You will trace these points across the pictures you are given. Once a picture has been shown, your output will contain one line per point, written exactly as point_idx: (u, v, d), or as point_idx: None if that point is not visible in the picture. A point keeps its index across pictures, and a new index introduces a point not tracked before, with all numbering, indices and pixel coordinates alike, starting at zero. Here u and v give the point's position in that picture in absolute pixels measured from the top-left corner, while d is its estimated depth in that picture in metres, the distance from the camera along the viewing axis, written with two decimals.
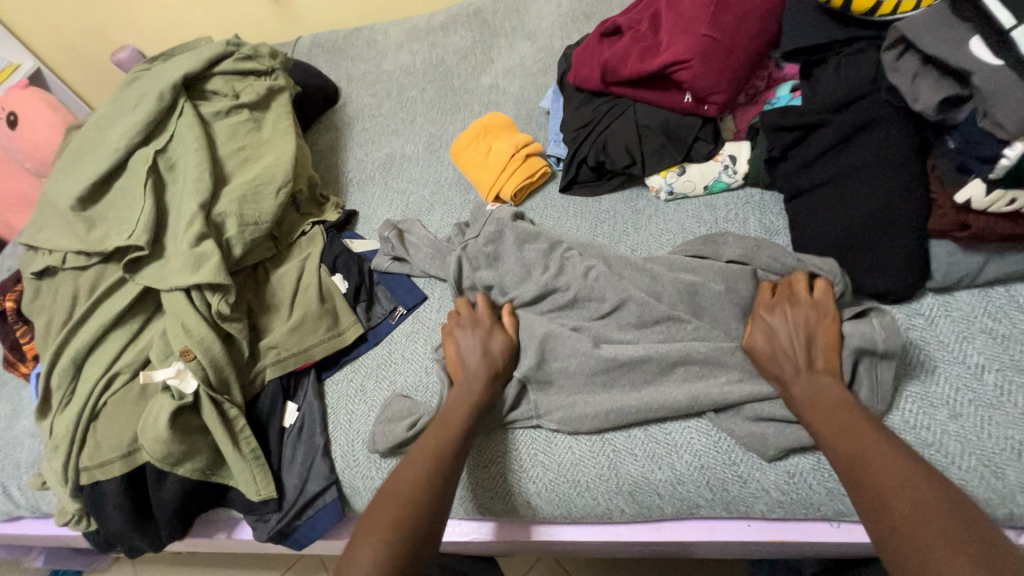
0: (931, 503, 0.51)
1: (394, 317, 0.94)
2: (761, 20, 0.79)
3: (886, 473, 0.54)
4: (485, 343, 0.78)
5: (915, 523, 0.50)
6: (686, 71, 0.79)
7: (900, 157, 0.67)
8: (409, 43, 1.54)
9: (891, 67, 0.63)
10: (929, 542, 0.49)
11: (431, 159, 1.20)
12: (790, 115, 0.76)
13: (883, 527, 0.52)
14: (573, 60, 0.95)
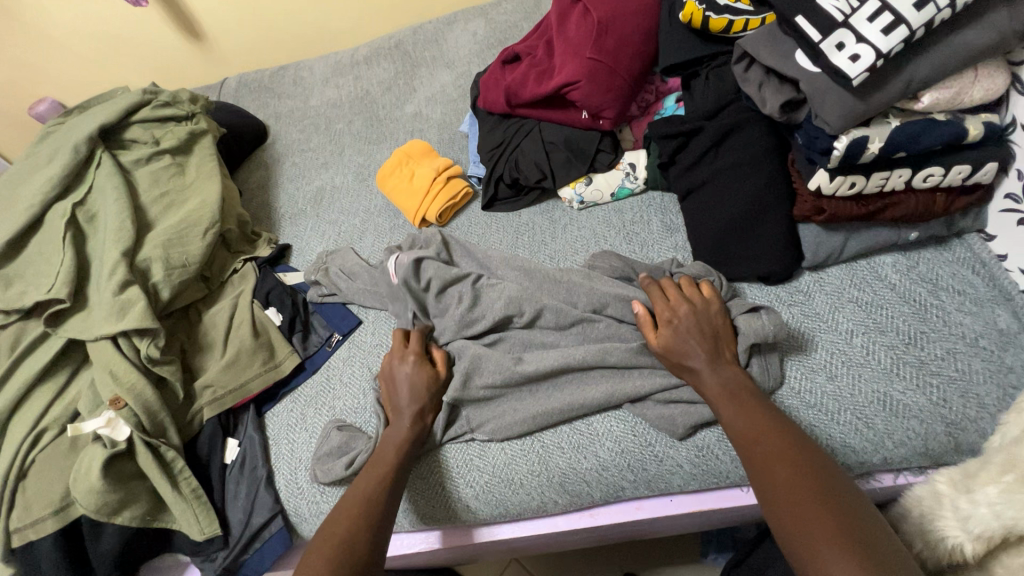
0: (816, 481, 0.56)
1: (330, 343, 0.97)
2: (639, 41, 0.87)
3: (782, 456, 0.59)
4: (412, 379, 0.79)
5: (799, 498, 0.55)
6: (577, 91, 0.87)
7: (763, 154, 0.76)
8: (334, 77, 1.59)
9: (742, 77, 0.72)
10: (803, 511, 0.53)
11: (360, 188, 1.24)
12: (673, 124, 0.83)
13: (773, 504, 0.56)
14: (482, 86, 1.02)
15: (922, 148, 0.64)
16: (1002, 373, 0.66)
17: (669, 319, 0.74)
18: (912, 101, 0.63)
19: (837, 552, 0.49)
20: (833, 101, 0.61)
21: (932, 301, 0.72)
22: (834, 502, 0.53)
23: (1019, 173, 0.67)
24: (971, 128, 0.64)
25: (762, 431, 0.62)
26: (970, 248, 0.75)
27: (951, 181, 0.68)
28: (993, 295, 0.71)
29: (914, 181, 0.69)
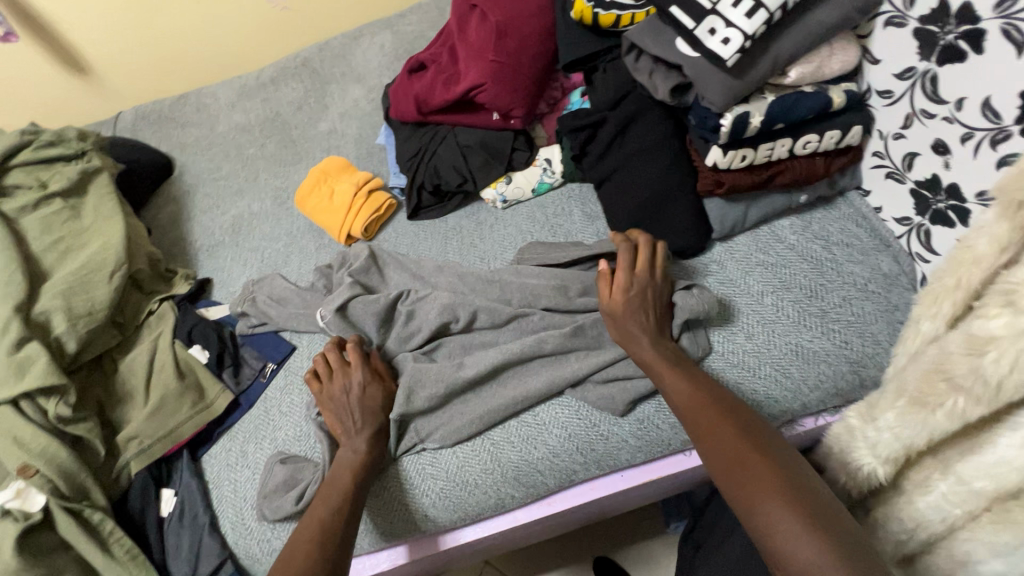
0: (750, 441, 0.59)
1: (264, 374, 0.93)
2: (538, 41, 0.90)
3: (721, 419, 0.62)
4: (362, 397, 0.78)
5: (737, 457, 0.58)
6: (484, 93, 0.89)
7: (664, 138, 0.81)
8: (240, 101, 1.53)
9: (633, 67, 0.76)
10: (745, 467, 0.57)
11: (280, 212, 1.20)
12: (580, 117, 0.87)
13: (716, 467, 0.59)
14: (391, 96, 1.03)
15: (796, 117, 0.71)
16: (890, 312, 0.74)
17: (626, 285, 0.73)
18: (781, 77, 0.69)
19: (779, 506, 0.53)
20: (712, 83, 0.66)
21: (826, 256, 0.80)
22: (773, 462, 0.57)
23: (880, 134, 0.75)
24: (834, 97, 0.71)
25: (704, 403, 0.64)
26: (852, 203, 0.83)
27: (826, 145, 0.76)
28: (875, 243, 0.79)
29: (796, 149, 0.75)
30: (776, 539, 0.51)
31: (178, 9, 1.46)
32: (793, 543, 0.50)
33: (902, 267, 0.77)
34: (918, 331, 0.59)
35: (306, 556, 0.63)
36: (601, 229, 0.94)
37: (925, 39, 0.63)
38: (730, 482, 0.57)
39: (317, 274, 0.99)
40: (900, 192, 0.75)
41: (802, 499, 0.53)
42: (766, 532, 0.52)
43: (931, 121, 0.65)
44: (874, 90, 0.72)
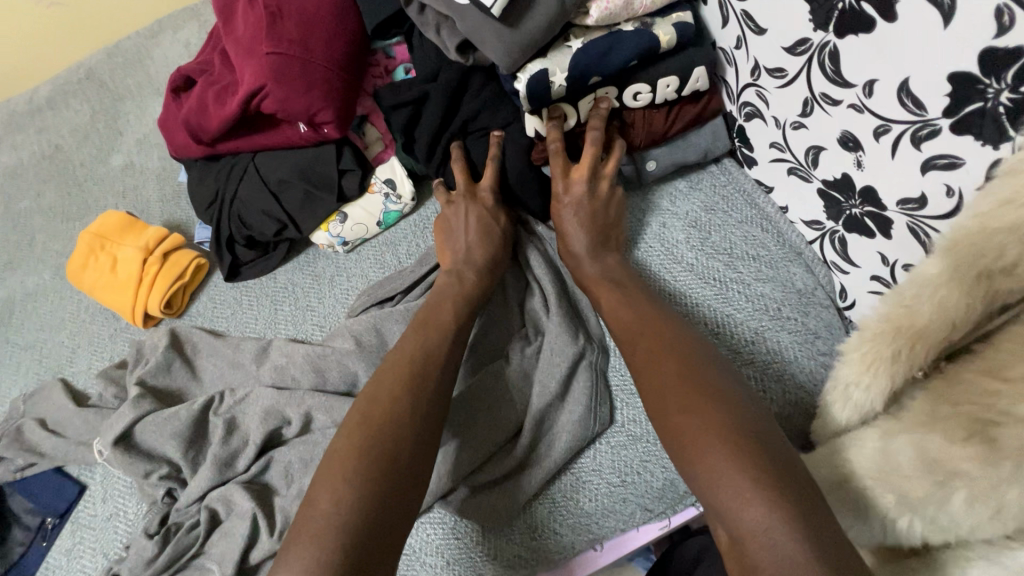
0: (703, 378, 0.47)
1: (44, 535, 0.69)
2: (329, 17, 0.67)
3: (669, 347, 0.51)
4: (481, 224, 0.67)
5: (683, 392, 0.47)
6: (270, 99, 0.66)
7: (490, 116, 0.69)
8: (9, 135, 1.18)
9: (421, 22, 0.65)
10: (695, 402, 0.45)
11: (61, 287, 0.91)
12: (399, 91, 0.69)
13: (658, 403, 0.48)
14: (164, 131, 0.77)
15: (613, 67, 0.61)
16: (812, 339, 0.61)
17: (584, 193, 0.64)
18: (583, 18, 0.60)
19: (723, 452, 0.42)
20: (489, 38, 0.59)
21: (731, 275, 0.65)
22: (719, 397, 0.45)
23: (775, 120, 0.59)
24: (660, 35, 0.61)
25: (642, 328, 0.54)
26: (754, 202, 0.68)
27: (665, 96, 0.65)
28: (785, 252, 0.65)
29: (625, 100, 0.66)
30: (709, 484, 0.41)
31: None
32: (734, 494, 0.40)
33: (818, 279, 0.63)
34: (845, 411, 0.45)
35: (340, 479, 0.47)
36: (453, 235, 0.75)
37: (816, 2, 0.47)
38: (663, 416, 0.47)
39: (102, 380, 0.74)
40: (806, 192, 0.61)
41: (752, 443, 0.42)
42: (710, 484, 0.41)
43: (835, 108, 0.50)
44: (763, 68, 0.56)
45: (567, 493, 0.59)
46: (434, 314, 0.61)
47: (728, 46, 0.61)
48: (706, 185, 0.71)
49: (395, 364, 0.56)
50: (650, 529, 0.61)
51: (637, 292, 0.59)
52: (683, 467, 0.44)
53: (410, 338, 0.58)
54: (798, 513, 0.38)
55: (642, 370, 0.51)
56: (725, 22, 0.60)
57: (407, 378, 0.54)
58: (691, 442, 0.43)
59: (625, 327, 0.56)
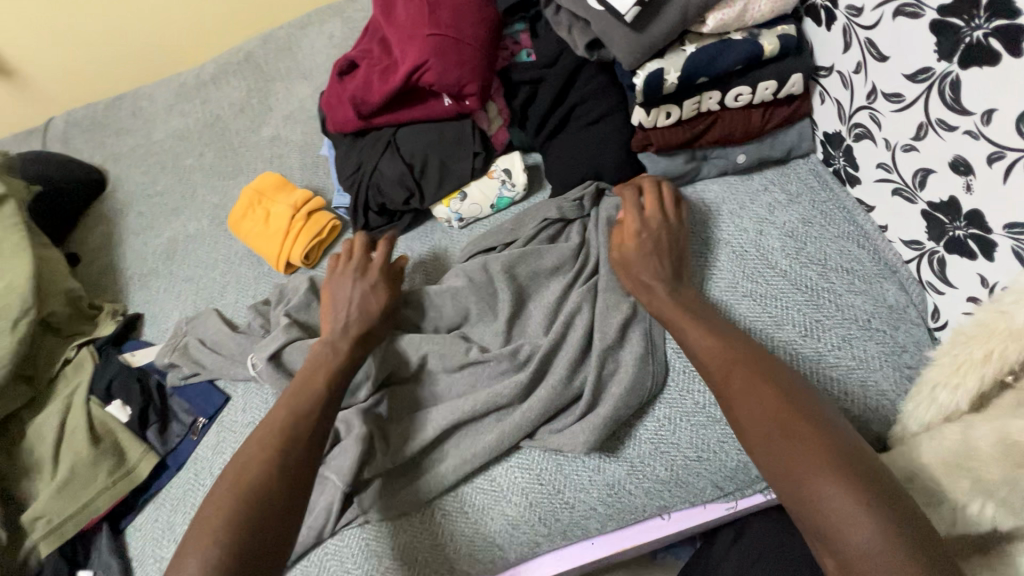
0: (796, 409, 0.52)
1: (195, 431, 0.83)
2: (476, 5, 0.79)
3: (759, 376, 0.55)
4: (364, 300, 0.74)
5: (783, 421, 0.51)
6: (429, 72, 0.77)
7: (598, 99, 0.78)
8: (179, 103, 1.39)
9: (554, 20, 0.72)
10: (798, 437, 0.50)
11: (217, 233, 1.08)
12: (524, 70, 0.83)
13: (755, 435, 0.52)
14: (323, 107, 0.90)
15: (720, 70, 0.67)
16: (896, 354, 0.64)
17: (636, 231, 0.71)
18: (699, 26, 0.65)
19: (829, 475, 0.47)
20: (616, 40, 0.64)
21: (823, 285, 0.69)
22: (811, 425, 0.50)
23: (886, 143, 0.63)
24: (764, 45, 0.66)
25: (734, 359, 0.57)
26: (854, 219, 0.72)
27: (762, 98, 0.72)
28: (879, 269, 0.68)
29: (727, 101, 0.71)
30: (822, 509, 0.46)
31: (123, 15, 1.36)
32: (847, 521, 0.44)
33: (911, 298, 0.66)
34: (934, 400, 0.50)
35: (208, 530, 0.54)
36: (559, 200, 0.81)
37: (942, 37, 0.51)
38: (764, 447, 0.51)
39: (253, 310, 0.88)
40: (909, 213, 0.64)
41: (850, 465, 0.47)
42: (821, 511, 0.46)
43: (950, 134, 0.54)
44: (880, 92, 0.61)
45: (645, 459, 0.65)
46: (305, 386, 0.67)
47: (847, 70, 0.65)
48: (806, 201, 0.75)
49: (269, 427, 0.63)
50: (716, 508, 0.67)
51: (715, 323, 0.63)
52: (787, 491, 0.48)
53: (276, 411, 0.65)
54: (898, 528, 0.43)
55: (737, 401, 0.55)
56: (845, 48, 0.64)
57: (278, 441, 0.62)
58: (799, 471, 0.48)
59: (716, 356, 0.59)
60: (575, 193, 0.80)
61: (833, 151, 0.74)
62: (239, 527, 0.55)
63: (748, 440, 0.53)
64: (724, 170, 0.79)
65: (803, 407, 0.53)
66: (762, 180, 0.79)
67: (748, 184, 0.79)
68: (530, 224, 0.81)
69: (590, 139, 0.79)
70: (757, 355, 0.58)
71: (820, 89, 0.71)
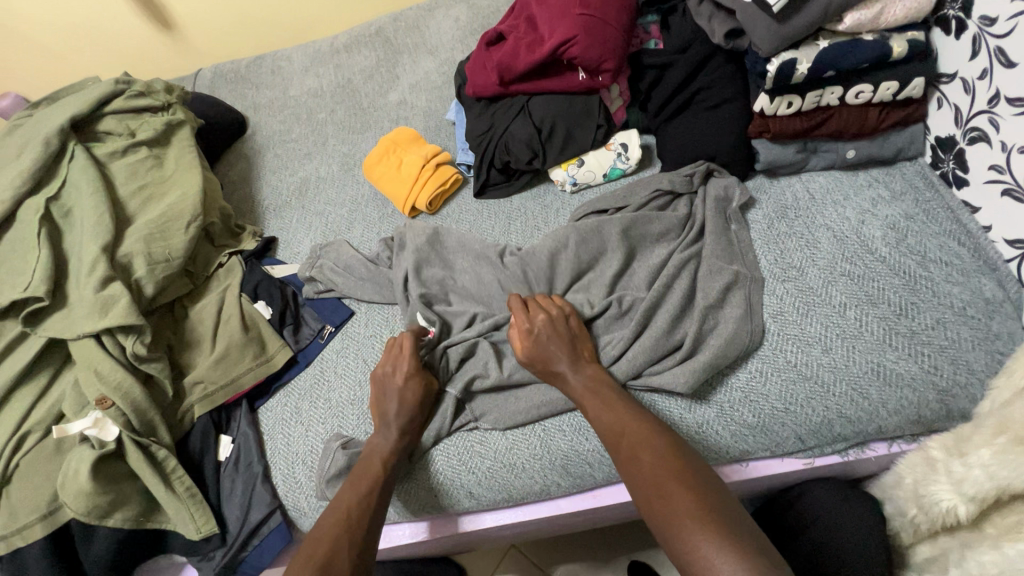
0: (663, 476, 0.59)
1: (323, 336, 0.94)
2: None
3: (652, 440, 0.63)
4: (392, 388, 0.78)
5: (660, 480, 0.59)
6: (575, 47, 0.87)
7: (722, 86, 0.85)
8: (313, 67, 1.50)
9: (696, 11, 0.84)
10: (668, 491, 0.57)
11: (345, 178, 1.21)
12: (655, 55, 0.91)
13: (641, 488, 0.60)
14: (467, 73, 1.02)
15: (849, 66, 0.74)
16: (988, 340, 0.68)
17: (528, 330, 0.76)
18: (835, 24, 0.73)
19: (695, 525, 0.53)
20: (759, 31, 0.73)
21: (920, 273, 0.74)
22: (696, 484, 0.58)
23: (1003, 145, 0.68)
24: (894, 47, 0.73)
25: (625, 425, 0.66)
26: (957, 218, 0.77)
27: (882, 97, 0.78)
28: (977, 264, 0.73)
29: (847, 97, 0.78)
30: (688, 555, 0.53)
31: None
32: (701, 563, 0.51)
33: (1007, 294, 0.70)
34: None
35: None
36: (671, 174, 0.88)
37: None
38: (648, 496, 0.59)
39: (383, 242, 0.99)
40: (1018, 212, 0.69)
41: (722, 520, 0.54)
42: (687, 555, 0.53)
43: None
44: (1003, 96, 0.67)
45: (735, 405, 0.72)
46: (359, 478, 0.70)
47: (971, 76, 0.71)
48: (910, 198, 0.80)
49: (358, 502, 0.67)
50: (793, 462, 0.73)
51: (618, 397, 0.70)
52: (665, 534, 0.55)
53: (349, 491, 0.69)
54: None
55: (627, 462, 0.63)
56: (972, 56, 0.70)
57: (367, 510, 0.67)
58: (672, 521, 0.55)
59: (605, 425, 0.67)
60: (687, 170, 0.88)
61: (943, 155, 0.79)
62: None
63: (636, 490, 0.61)
64: (831, 164, 0.85)
65: (694, 472, 0.59)
66: (868, 177, 0.85)
67: (853, 180, 0.85)
68: (644, 192, 0.88)
69: (709, 121, 0.87)
70: (643, 421, 0.66)
71: (939, 95, 0.77)
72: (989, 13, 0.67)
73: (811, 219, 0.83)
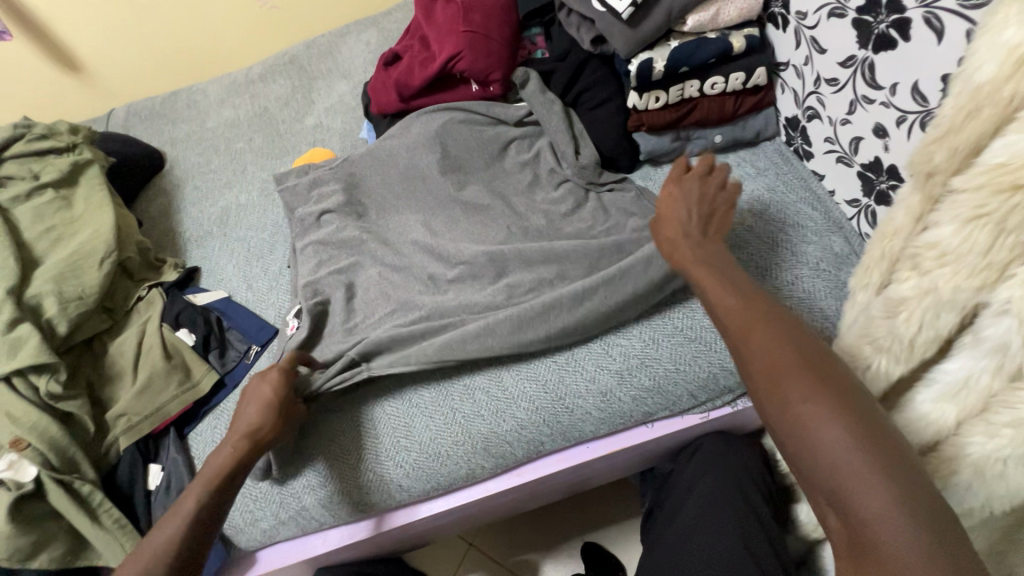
0: (809, 370, 0.49)
1: (249, 356, 0.96)
2: (502, 10, 0.98)
3: (782, 334, 0.52)
4: (259, 393, 0.75)
5: (795, 375, 0.49)
6: (462, 61, 0.95)
7: (602, 86, 0.94)
8: (230, 98, 1.51)
9: (567, 22, 0.92)
10: (804, 405, 0.47)
11: (266, 203, 1.23)
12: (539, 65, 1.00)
13: (764, 394, 0.51)
14: (370, 92, 1.08)
15: (698, 61, 0.84)
16: (839, 287, 0.78)
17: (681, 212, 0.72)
18: (681, 26, 0.83)
19: (839, 430, 0.45)
20: (617, 35, 0.82)
21: (782, 236, 0.83)
22: (839, 391, 0.48)
23: (830, 120, 0.79)
24: (734, 42, 0.84)
25: (755, 320, 0.54)
26: (809, 186, 0.87)
27: (734, 86, 0.88)
28: (828, 224, 0.83)
29: (705, 89, 0.88)
30: (823, 459, 0.45)
31: (185, 18, 1.50)
32: (839, 468, 0.44)
33: (852, 247, 0.81)
34: (856, 301, 0.63)
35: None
36: (595, 188, 0.94)
37: (863, 30, 0.68)
38: (777, 405, 0.49)
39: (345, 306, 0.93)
40: (849, 175, 0.79)
41: (869, 424, 0.46)
42: (818, 458, 0.45)
43: (871, 106, 0.70)
44: (823, 78, 0.77)
45: (634, 372, 0.79)
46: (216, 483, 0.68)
47: (799, 63, 0.82)
48: (771, 173, 0.90)
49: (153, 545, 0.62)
50: (691, 418, 0.82)
51: (747, 286, 0.59)
52: (790, 439, 0.48)
53: (162, 527, 0.64)
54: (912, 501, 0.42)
55: (762, 367, 0.51)
56: (797, 45, 0.81)
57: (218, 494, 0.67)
58: (808, 421, 0.47)
59: (734, 321, 0.56)
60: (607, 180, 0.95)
61: (792, 133, 0.90)
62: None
63: (760, 395, 0.51)
64: (704, 149, 0.95)
65: (824, 356, 0.51)
66: (737, 158, 0.94)
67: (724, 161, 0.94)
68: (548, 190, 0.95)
69: (595, 120, 0.95)
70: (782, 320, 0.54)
71: (781, 81, 0.88)
72: (801, 8, 0.77)
73: None
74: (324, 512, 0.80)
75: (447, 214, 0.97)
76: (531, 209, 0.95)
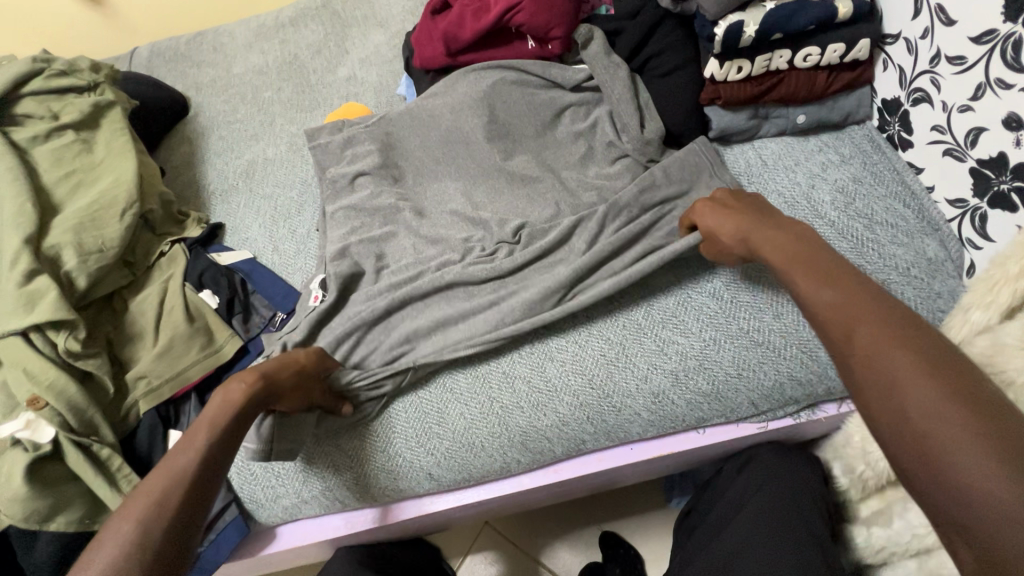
0: (927, 361, 0.42)
1: (274, 323, 0.91)
2: None
3: (880, 321, 0.46)
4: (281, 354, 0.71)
5: (916, 366, 0.42)
6: (522, 13, 0.86)
7: (677, 50, 0.84)
8: (258, 43, 1.41)
9: None
10: (917, 397, 0.41)
11: (295, 159, 1.16)
12: (604, 22, 0.89)
13: (866, 387, 0.44)
14: (413, 44, 0.98)
15: (795, 28, 0.74)
16: (931, 298, 0.70)
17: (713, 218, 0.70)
18: None
19: (958, 434, 0.38)
20: None
21: (867, 235, 0.74)
22: (972, 393, 0.40)
23: (944, 105, 0.69)
24: (839, 7, 0.74)
25: (858, 301, 0.48)
26: (903, 179, 0.77)
27: (829, 60, 0.78)
28: (922, 225, 0.74)
29: (796, 60, 0.78)
30: (944, 466, 0.38)
31: None
32: (964, 469, 0.37)
33: (949, 253, 0.72)
34: (966, 320, 0.55)
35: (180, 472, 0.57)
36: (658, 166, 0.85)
37: (1012, 0, 0.58)
38: (877, 400, 0.43)
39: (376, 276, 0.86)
40: (958, 171, 0.70)
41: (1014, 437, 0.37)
42: (940, 465, 0.38)
43: (1006, 92, 0.60)
44: (944, 55, 0.67)
45: (689, 373, 0.73)
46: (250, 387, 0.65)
47: (914, 36, 0.71)
48: (858, 162, 0.80)
49: (204, 441, 0.60)
50: (747, 427, 0.76)
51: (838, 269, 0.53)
52: (897, 439, 0.41)
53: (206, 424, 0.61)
54: None
55: (864, 363, 0.45)
56: (915, 14, 0.71)
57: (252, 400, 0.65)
58: (923, 425, 0.39)
59: (833, 313, 0.49)
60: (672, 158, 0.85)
61: (889, 117, 0.80)
62: (145, 546, 0.51)
63: (863, 394, 0.45)
64: (783, 129, 0.85)
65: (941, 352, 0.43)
66: (818, 142, 0.84)
67: (804, 145, 0.84)
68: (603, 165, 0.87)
69: (663, 89, 0.85)
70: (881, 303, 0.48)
71: (884, 56, 0.78)
72: None
73: (763, 184, 0.82)
74: (346, 497, 0.76)
75: (491, 184, 0.89)
76: (584, 184, 0.86)
